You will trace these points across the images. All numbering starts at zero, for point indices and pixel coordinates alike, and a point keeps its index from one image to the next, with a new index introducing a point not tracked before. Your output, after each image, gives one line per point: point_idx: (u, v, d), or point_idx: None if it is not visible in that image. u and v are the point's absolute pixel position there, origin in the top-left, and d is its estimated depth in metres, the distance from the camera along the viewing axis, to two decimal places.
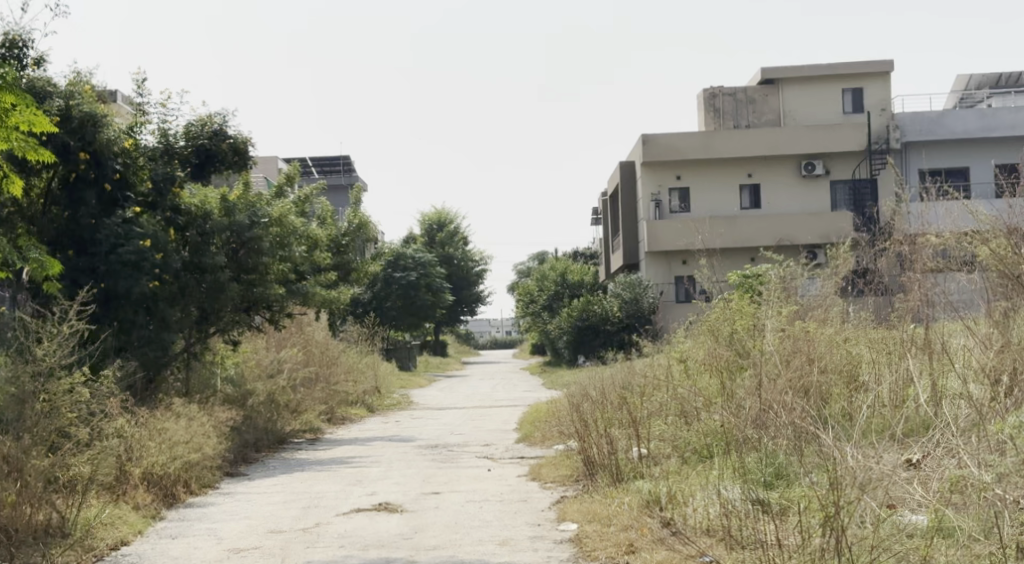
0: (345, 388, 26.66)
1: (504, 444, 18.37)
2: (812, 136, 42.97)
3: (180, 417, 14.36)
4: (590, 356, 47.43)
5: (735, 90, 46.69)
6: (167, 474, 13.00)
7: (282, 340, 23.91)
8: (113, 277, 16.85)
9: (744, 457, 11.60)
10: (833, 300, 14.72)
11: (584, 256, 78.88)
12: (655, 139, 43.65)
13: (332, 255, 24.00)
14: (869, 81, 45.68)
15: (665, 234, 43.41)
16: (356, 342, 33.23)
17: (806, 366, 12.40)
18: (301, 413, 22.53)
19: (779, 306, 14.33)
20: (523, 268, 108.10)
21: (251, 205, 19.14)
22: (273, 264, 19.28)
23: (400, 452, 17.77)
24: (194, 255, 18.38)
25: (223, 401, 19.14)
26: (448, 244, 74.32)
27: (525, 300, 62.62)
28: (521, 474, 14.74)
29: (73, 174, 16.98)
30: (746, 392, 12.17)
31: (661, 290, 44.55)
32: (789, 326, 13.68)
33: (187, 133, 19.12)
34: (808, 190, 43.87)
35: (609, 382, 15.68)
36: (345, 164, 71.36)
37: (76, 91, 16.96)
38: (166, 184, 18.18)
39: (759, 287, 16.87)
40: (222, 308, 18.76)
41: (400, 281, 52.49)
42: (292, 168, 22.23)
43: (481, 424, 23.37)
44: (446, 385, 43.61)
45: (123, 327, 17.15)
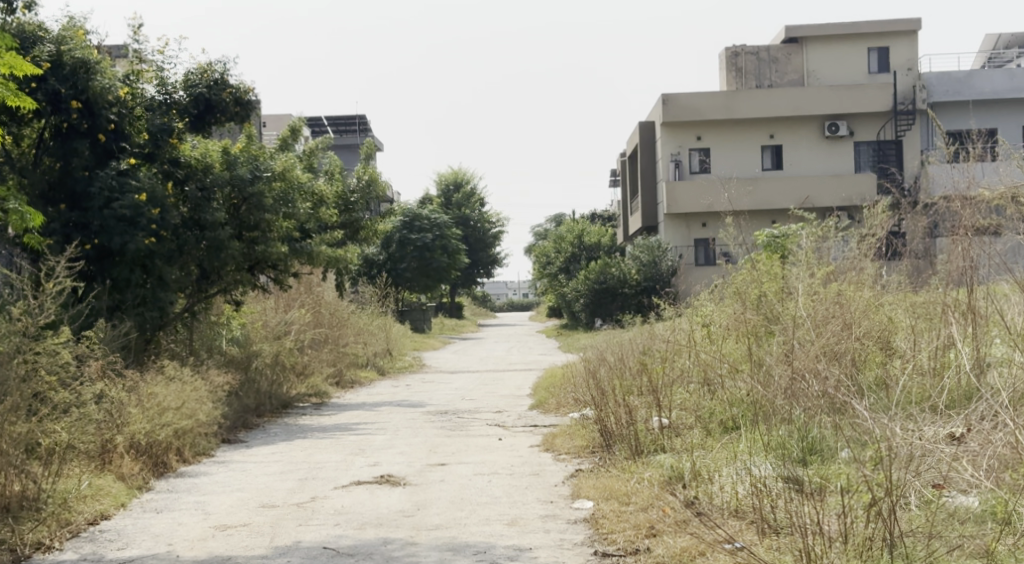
0: (355, 351, 25.87)
1: (517, 411, 17.56)
2: (838, 97, 41.83)
3: (172, 380, 13.54)
4: (607, 320, 46.49)
5: (758, 49, 45.61)
6: (157, 441, 12.25)
7: (290, 300, 23.08)
8: (108, 233, 16.07)
9: (773, 430, 10.79)
10: (867, 260, 13.64)
11: (601, 219, 77.93)
12: (675, 98, 42.53)
13: (340, 214, 23.17)
14: (896, 40, 44.41)
15: (685, 195, 42.45)
16: (368, 303, 32.43)
17: (842, 333, 11.49)
18: (307, 377, 21.76)
19: (809, 264, 13.41)
20: (540, 231, 107.23)
21: (253, 158, 18.25)
22: (277, 221, 18.34)
23: (408, 418, 16.96)
24: (194, 211, 17.41)
25: (225, 364, 18.35)
26: (465, 206, 73.32)
27: (541, 262, 61.73)
28: (534, 445, 13.90)
29: (66, 124, 16.35)
30: (775, 361, 11.31)
31: (680, 253, 43.61)
32: (821, 288, 12.78)
33: (186, 82, 18.32)
34: (832, 151, 42.79)
35: (627, 348, 14.79)
36: (360, 123, 70.30)
37: (67, 36, 16.38)
38: (164, 135, 17.36)
39: (788, 247, 15.98)
40: (223, 267, 17.84)
41: (416, 242, 51.55)
42: (297, 121, 21.32)
43: (493, 388, 22.59)
44: (459, 348, 42.85)
45: (118, 286, 16.45)
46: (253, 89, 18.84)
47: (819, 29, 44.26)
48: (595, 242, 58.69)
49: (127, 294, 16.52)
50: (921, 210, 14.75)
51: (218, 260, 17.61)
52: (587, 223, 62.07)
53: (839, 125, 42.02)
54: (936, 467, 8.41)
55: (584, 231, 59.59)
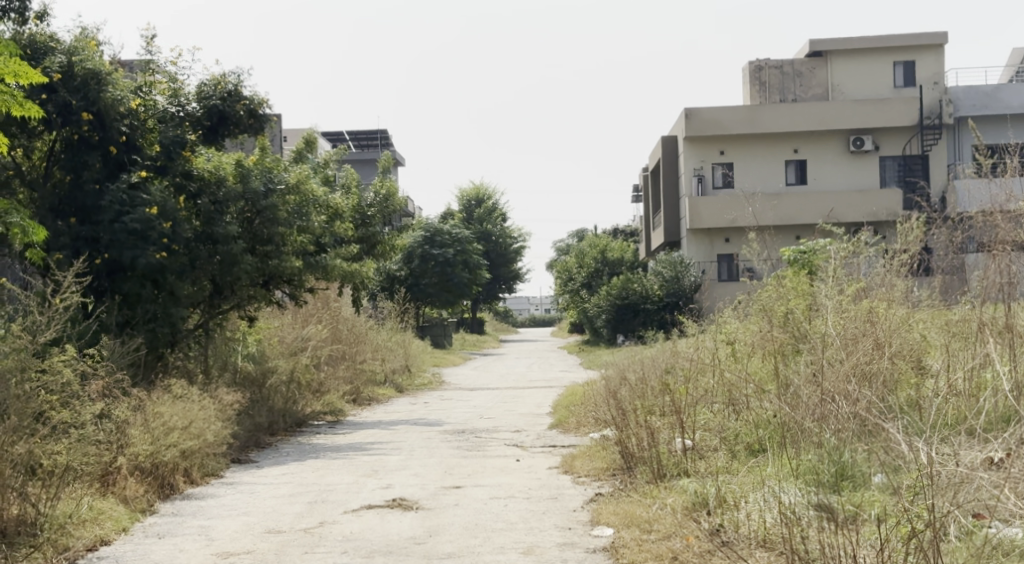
0: (372, 367, 25.47)
1: (535, 431, 17.10)
2: (863, 111, 41.36)
3: (179, 399, 13.16)
4: (629, 337, 45.94)
5: (782, 63, 45.14)
6: (163, 462, 11.86)
7: (307, 315, 22.73)
8: (118, 247, 15.73)
9: (803, 454, 10.33)
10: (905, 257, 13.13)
11: (624, 233, 77.62)
12: (698, 112, 42.02)
13: (357, 227, 22.78)
14: (922, 54, 43.94)
15: (707, 210, 42.02)
16: (386, 318, 32.03)
17: (873, 353, 10.97)
18: (324, 394, 21.32)
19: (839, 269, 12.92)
20: (562, 247, 106.84)
21: (267, 171, 17.86)
22: (291, 235, 17.94)
23: (425, 438, 16.53)
24: (206, 225, 17.04)
25: (239, 381, 17.99)
26: (487, 220, 72.96)
27: (563, 278, 61.24)
28: (552, 466, 13.42)
29: (77, 136, 16.06)
30: (802, 383, 10.86)
31: (703, 268, 43.16)
32: (851, 299, 12.28)
33: (199, 94, 18.02)
34: (858, 166, 42.28)
35: (649, 367, 14.34)
36: (381, 138, 70.05)
37: (79, 47, 16.11)
38: (176, 147, 17.03)
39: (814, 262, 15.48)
40: (236, 282, 17.41)
41: (437, 258, 51.18)
42: (312, 132, 21.07)
43: (512, 406, 22.12)
44: (480, 365, 42.38)
45: (128, 301, 16.08)
46: (267, 100, 18.50)
47: (843, 42, 43.80)
48: (617, 257, 58.25)
49: (138, 309, 16.13)
50: (953, 227, 14.24)
51: (231, 274, 17.14)
52: (609, 239, 61.60)
53: (864, 140, 41.56)
54: (977, 495, 7.91)
55: (606, 246, 59.18)
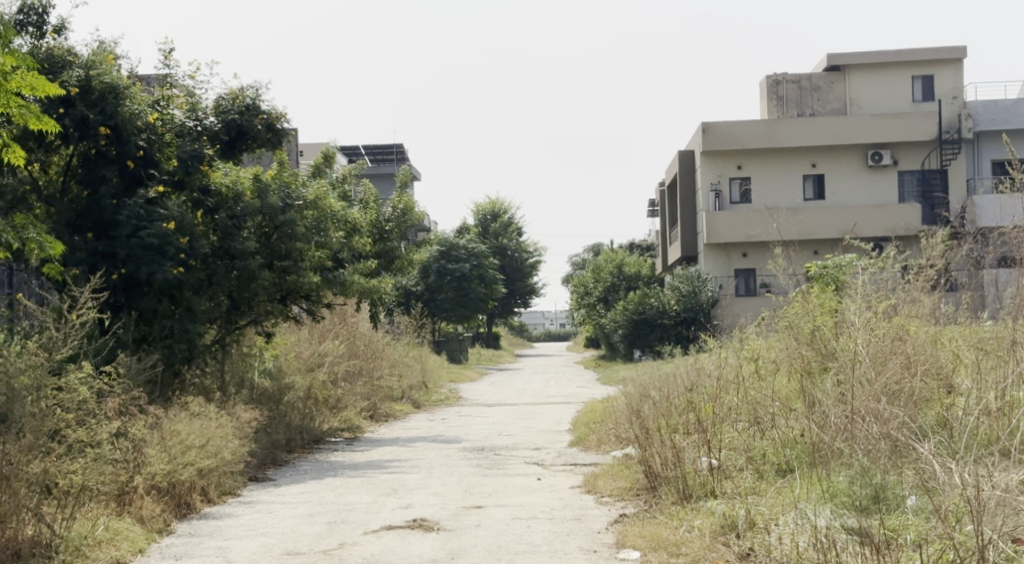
0: (389, 383, 25.26)
1: (556, 448, 16.88)
2: (882, 125, 41.12)
3: (196, 416, 13.00)
4: (647, 352, 45.63)
5: (800, 77, 44.93)
6: (179, 481, 11.70)
7: (324, 330, 22.56)
8: (135, 262, 15.59)
9: (834, 475, 10.11)
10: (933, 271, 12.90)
11: (640, 248, 77.37)
12: (716, 126, 41.79)
13: (374, 242, 22.63)
14: (941, 68, 43.69)
15: (725, 225, 41.83)
16: (403, 333, 31.83)
17: (904, 373, 10.75)
18: (341, 410, 21.09)
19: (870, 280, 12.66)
20: (578, 261, 106.61)
21: (285, 186, 17.69)
22: (310, 250, 17.80)
23: (444, 455, 16.33)
24: (223, 240, 16.90)
25: (256, 398, 17.84)
26: (502, 235, 72.78)
27: (579, 293, 60.95)
28: (574, 486, 13.21)
29: (94, 150, 15.96)
30: (831, 404, 10.61)
31: (721, 283, 42.88)
32: (880, 316, 12.04)
33: (217, 108, 17.89)
34: (877, 181, 42.03)
35: (673, 383, 14.12)
36: (397, 152, 70.01)
37: (97, 60, 15.99)
38: (194, 162, 16.90)
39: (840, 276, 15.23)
40: (254, 298, 17.25)
41: (453, 272, 51.04)
42: (329, 147, 20.93)
43: (531, 423, 21.90)
44: (496, 379, 42.19)
45: (145, 317, 15.91)
46: (286, 114, 18.35)
47: (861, 57, 43.59)
48: (634, 272, 58.01)
49: (155, 325, 15.97)
50: (980, 242, 14.01)
51: (248, 290, 17.02)
52: (626, 253, 61.35)
53: (883, 155, 41.32)
54: (1015, 518, 7.69)
55: (623, 261, 58.93)
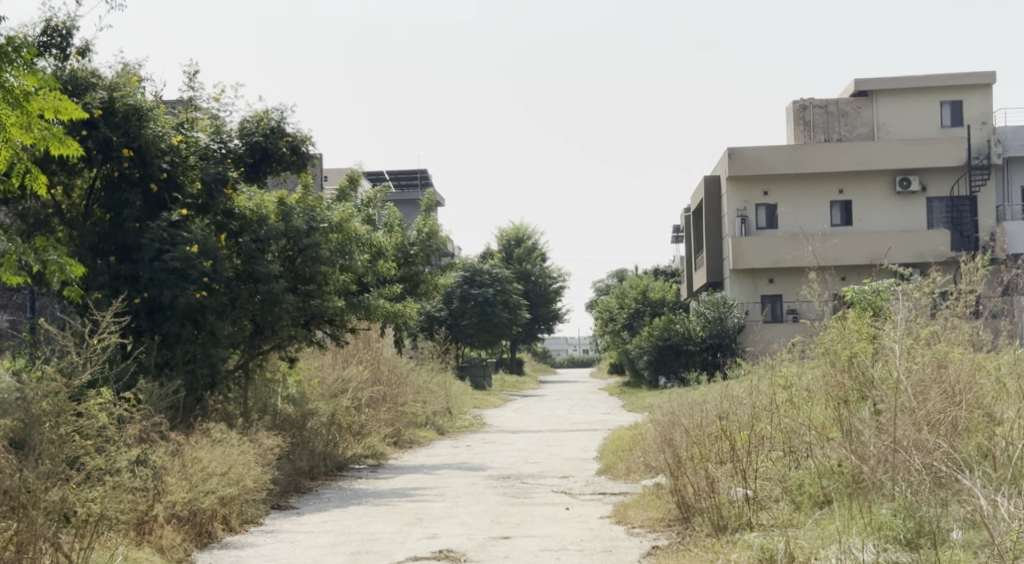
0: (414, 410, 24.96)
1: (584, 476, 16.56)
2: (909, 151, 40.78)
3: (218, 444, 12.77)
4: (671, 379, 45.22)
5: (827, 102, 44.62)
6: (201, 508, 11.44)
7: (347, 356, 22.32)
8: (157, 286, 15.36)
9: (875, 507, 9.80)
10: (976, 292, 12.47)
11: (665, 274, 77.04)
12: (742, 152, 41.45)
13: (399, 266, 22.43)
14: (970, 93, 43.28)
15: (751, 251, 41.54)
16: (427, 359, 31.57)
17: (948, 402, 10.38)
18: (365, 437, 20.80)
19: (908, 303, 12.27)
20: (602, 286, 106.33)
21: (310, 209, 17.45)
22: (333, 274, 17.57)
23: (469, 483, 16.03)
24: (247, 264, 16.69)
25: (279, 423, 17.57)
26: (526, 260, 72.56)
27: (603, 319, 60.56)
28: (604, 516, 12.88)
29: (117, 173, 15.79)
30: (873, 434, 10.27)
31: (747, 309, 42.54)
32: (922, 343, 11.67)
33: (241, 131, 17.72)
34: (904, 207, 41.68)
35: (703, 411, 13.78)
36: (421, 177, 69.99)
37: (121, 83, 15.84)
38: (217, 185, 16.70)
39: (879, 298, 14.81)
40: (277, 322, 16.99)
41: (477, 297, 50.87)
42: (355, 170, 20.74)
43: (557, 450, 21.56)
44: (520, 406, 41.84)
45: (167, 341, 15.63)
46: (311, 137, 18.14)
47: (889, 82, 43.24)
48: (659, 297, 57.63)
49: (177, 350, 15.67)
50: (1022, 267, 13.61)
51: (272, 314, 16.72)
52: (651, 279, 61.00)
53: (911, 181, 40.93)
54: None
55: (648, 286, 58.55)
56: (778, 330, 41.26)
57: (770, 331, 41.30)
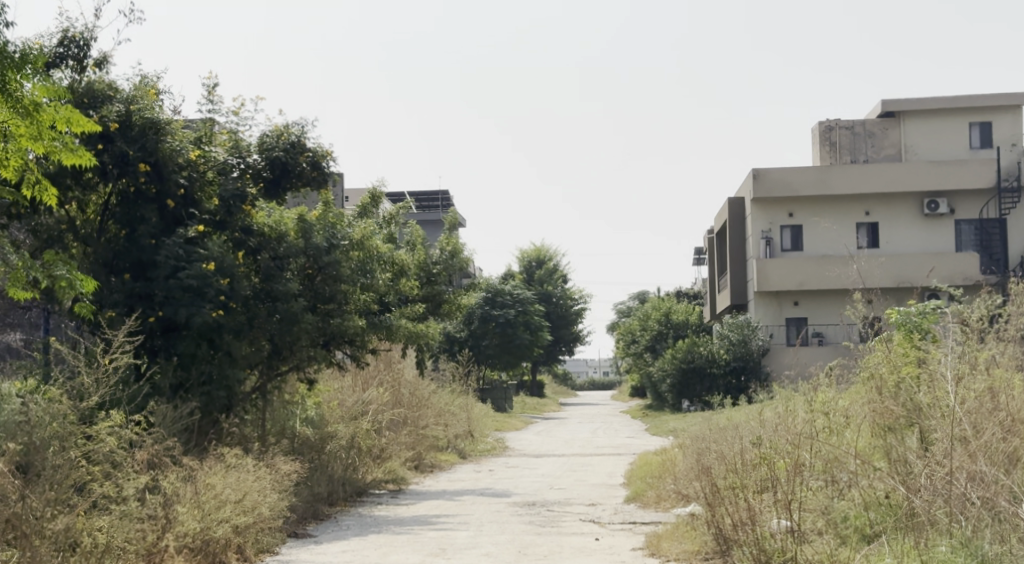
0: (436, 433, 24.39)
1: (612, 505, 15.94)
2: (937, 172, 40.15)
3: (233, 469, 12.26)
4: (695, 403, 44.47)
5: (854, 123, 44.07)
6: (213, 537, 10.94)
7: (368, 378, 21.79)
8: (172, 305, 14.83)
9: (931, 544, 9.24)
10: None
11: (688, 296, 76.31)
12: (767, 173, 40.89)
13: (422, 285, 21.93)
14: (999, 115, 42.52)
15: (776, 273, 40.92)
16: (450, 380, 30.98)
17: (1007, 432, 9.80)
18: (385, 461, 20.23)
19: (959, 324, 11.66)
20: (624, 308, 105.65)
21: (330, 226, 16.97)
22: (354, 293, 17.08)
23: (493, 511, 15.44)
24: (266, 282, 16.18)
25: (296, 447, 17.05)
26: (547, 282, 72.00)
27: (626, 340, 59.94)
28: (636, 548, 12.29)
29: (133, 188, 15.32)
30: (928, 468, 9.74)
31: (771, 332, 41.97)
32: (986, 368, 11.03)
33: (261, 145, 17.25)
34: (932, 230, 41.00)
35: (738, 438, 13.17)
36: (443, 198, 69.56)
37: (138, 95, 15.36)
38: (236, 202, 16.21)
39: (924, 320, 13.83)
40: (297, 342, 16.44)
41: (497, 318, 50.27)
42: (377, 188, 20.23)
43: (583, 476, 20.94)
44: (542, 429, 41.15)
45: (182, 363, 15.12)
46: (332, 153, 17.64)
47: (916, 103, 42.59)
48: (682, 319, 56.89)
49: (192, 371, 15.13)
50: None
51: (291, 335, 16.20)
52: (674, 301, 60.27)
53: (939, 203, 40.27)
54: None
55: (671, 308, 57.83)
56: (814, 353, 40.30)
57: (806, 353, 40.35)
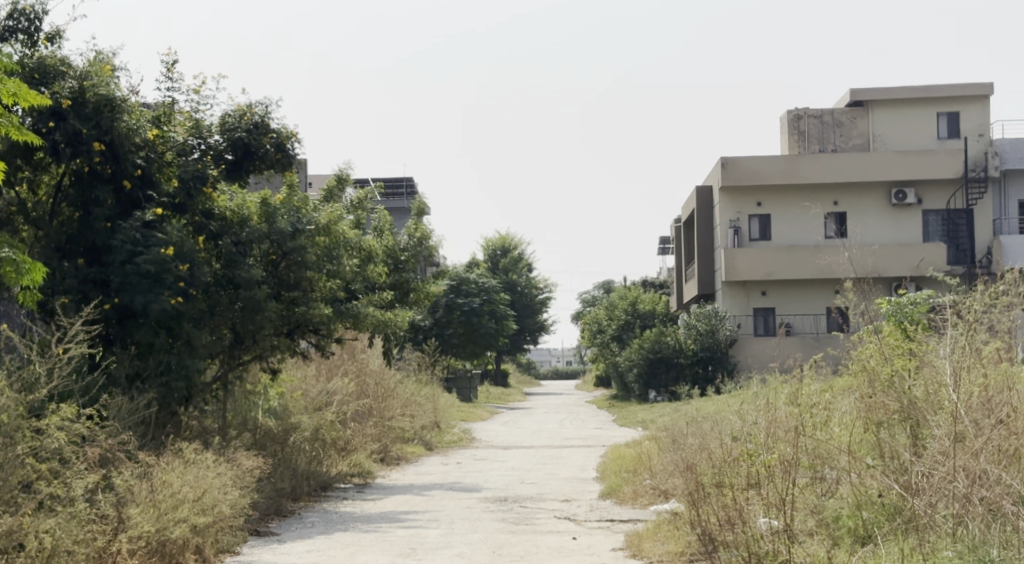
0: (402, 425, 23.76)
1: (587, 500, 15.39)
2: (906, 162, 39.80)
3: (191, 464, 11.63)
4: (662, 393, 43.93)
5: (822, 112, 43.70)
6: (170, 538, 10.32)
7: (332, 369, 21.19)
8: (128, 292, 14.14)
9: (931, 547, 8.72)
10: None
11: (653, 285, 75.89)
12: (735, 162, 40.46)
13: (389, 273, 21.39)
14: (966, 105, 42.25)
15: (744, 263, 40.50)
16: (415, 370, 30.34)
17: (1009, 428, 9.28)
18: (350, 453, 19.58)
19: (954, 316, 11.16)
20: (587, 297, 105.21)
21: (295, 211, 16.35)
22: (320, 280, 16.45)
23: (463, 507, 14.86)
24: (227, 268, 15.55)
25: (257, 439, 16.40)
26: (512, 271, 71.35)
27: (591, 330, 59.44)
28: (616, 549, 11.72)
29: (87, 168, 14.61)
30: (925, 465, 9.22)
31: (739, 322, 41.45)
32: (986, 361, 10.51)
33: (222, 125, 16.56)
34: (900, 219, 40.71)
35: (719, 430, 12.63)
36: (408, 186, 68.82)
37: (92, 71, 14.63)
38: (196, 183, 15.55)
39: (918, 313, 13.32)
40: (259, 331, 15.84)
41: (463, 307, 49.78)
42: (344, 170, 19.69)
43: (554, 469, 20.38)
44: (509, 419, 40.58)
45: (140, 351, 14.40)
46: (297, 134, 16.96)
47: (885, 92, 42.26)
48: (649, 309, 56.47)
49: (150, 361, 14.43)
50: None
51: (253, 323, 15.61)
52: (641, 291, 59.81)
53: (907, 193, 40.00)
54: None
55: (638, 298, 57.38)
56: (791, 345, 39.79)
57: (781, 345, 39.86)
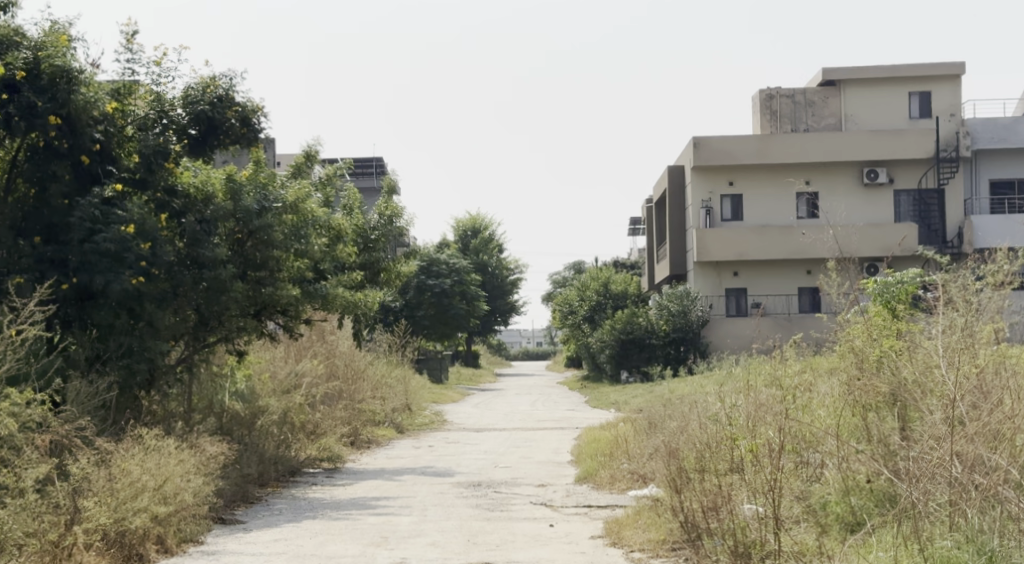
0: (372, 407, 23.28)
1: (563, 485, 14.99)
2: (878, 142, 39.52)
3: (152, 451, 11.16)
4: (634, 374, 43.61)
5: (794, 91, 43.35)
6: (129, 529, 9.92)
7: (300, 351, 20.67)
8: (87, 271, 13.59)
9: (929, 537, 8.36)
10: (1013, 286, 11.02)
11: (625, 266, 75.61)
12: (707, 141, 40.09)
13: (359, 252, 20.92)
14: (938, 85, 42.01)
15: (716, 244, 40.12)
16: (385, 350, 29.86)
17: (1004, 411, 8.91)
18: (319, 437, 19.12)
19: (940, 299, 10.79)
20: (557, 278, 104.89)
21: (261, 188, 15.90)
22: (287, 259, 16.00)
23: (436, 493, 14.42)
24: (191, 246, 15.00)
25: (223, 421, 15.94)
26: (483, 252, 70.87)
27: (563, 311, 59.06)
28: (595, 537, 11.33)
29: (43, 142, 14.04)
30: (919, 451, 8.87)
31: (711, 303, 41.12)
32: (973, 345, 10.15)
33: (185, 98, 16.00)
34: (873, 200, 40.46)
35: (698, 413, 12.22)
36: (378, 166, 68.18)
37: (48, 42, 14.06)
38: (158, 159, 15.01)
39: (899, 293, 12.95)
40: (225, 312, 15.40)
41: (433, 288, 49.18)
42: (310, 146, 19.17)
43: (527, 452, 19.98)
44: (481, 401, 40.10)
45: (100, 334, 13.89)
46: (262, 108, 16.44)
47: (857, 72, 41.95)
48: (621, 290, 56.14)
49: (110, 343, 13.94)
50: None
51: (218, 304, 15.19)
52: (613, 272, 59.45)
53: (879, 173, 39.74)
54: None
55: (609, 278, 57.04)
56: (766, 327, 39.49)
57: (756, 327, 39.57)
